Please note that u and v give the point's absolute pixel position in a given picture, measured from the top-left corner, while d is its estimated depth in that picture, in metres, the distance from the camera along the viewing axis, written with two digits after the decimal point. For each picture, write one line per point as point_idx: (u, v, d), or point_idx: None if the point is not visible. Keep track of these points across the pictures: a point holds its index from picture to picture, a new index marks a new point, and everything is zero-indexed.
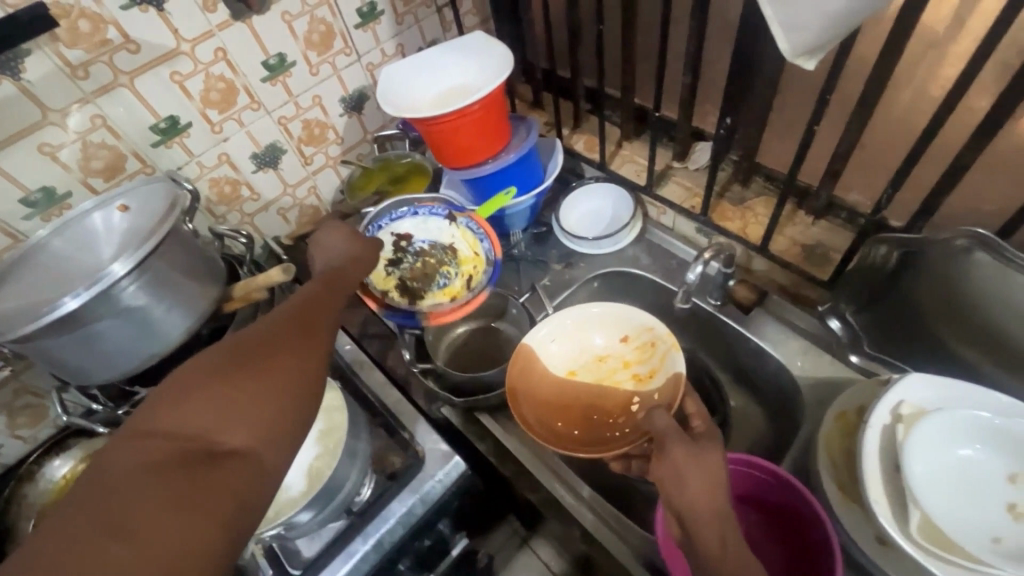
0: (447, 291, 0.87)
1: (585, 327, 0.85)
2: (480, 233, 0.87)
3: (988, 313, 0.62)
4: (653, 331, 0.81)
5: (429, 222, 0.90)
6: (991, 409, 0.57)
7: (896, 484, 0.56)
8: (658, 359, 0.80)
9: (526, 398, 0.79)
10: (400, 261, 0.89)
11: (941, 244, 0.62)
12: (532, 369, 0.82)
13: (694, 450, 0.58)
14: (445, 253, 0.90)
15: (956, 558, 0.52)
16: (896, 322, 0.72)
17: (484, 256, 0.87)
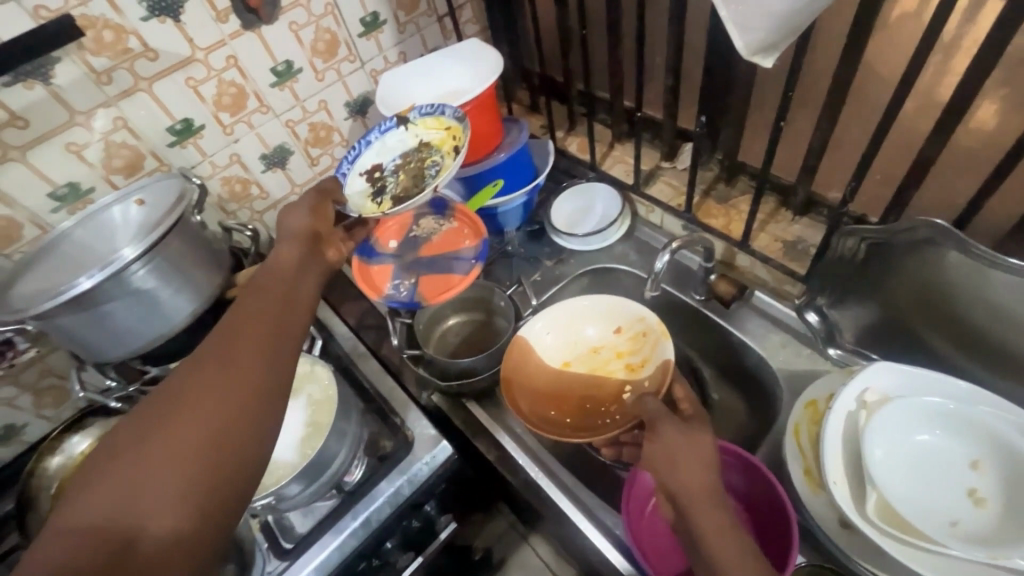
0: (442, 170, 0.79)
1: (576, 320, 0.88)
2: (438, 108, 0.86)
3: (957, 305, 0.64)
4: (643, 319, 0.83)
5: (388, 141, 0.87)
6: (948, 395, 0.59)
7: (857, 468, 0.58)
8: (649, 348, 0.82)
9: (521, 387, 0.83)
10: (384, 188, 0.82)
11: (910, 239, 0.63)
12: (527, 362, 0.85)
13: (685, 430, 0.57)
14: (419, 152, 0.85)
15: (915, 539, 0.53)
16: (869, 316, 0.74)
17: (454, 121, 0.84)
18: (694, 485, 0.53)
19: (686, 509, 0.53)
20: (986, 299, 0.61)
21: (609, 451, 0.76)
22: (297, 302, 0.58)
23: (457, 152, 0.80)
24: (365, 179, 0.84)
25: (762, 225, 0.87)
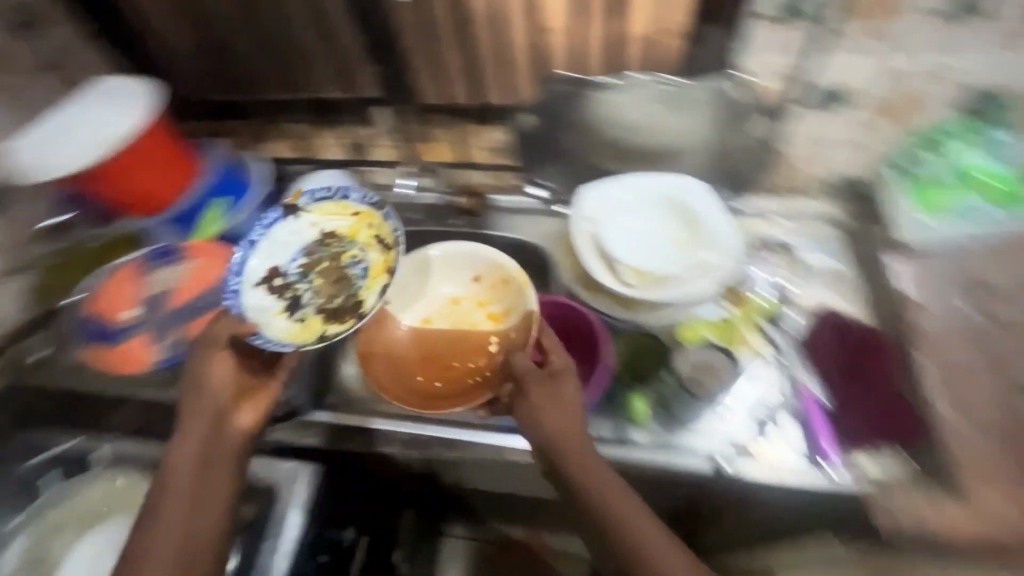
0: (376, 268, 0.75)
1: (429, 276, 0.85)
2: (337, 193, 0.79)
3: (608, 134, 0.89)
4: (505, 267, 0.81)
5: (280, 235, 0.76)
6: (632, 188, 0.82)
7: (606, 255, 0.77)
8: (512, 297, 0.79)
9: (382, 361, 0.80)
10: (298, 297, 0.72)
11: (560, 98, 0.86)
12: (385, 331, 0.82)
13: (549, 392, 0.64)
14: (326, 246, 0.76)
15: (654, 277, 0.76)
16: (564, 169, 0.96)
17: (364, 207, 0.78)
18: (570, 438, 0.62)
19: (558, 464, 0.62)
20: (619, 118, 0.86)
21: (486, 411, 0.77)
22: (210, 501, 0.61)
23: (384, 245, 0.76)
24: (266, 289, 0.72)
25: (471, 144, 1.02)
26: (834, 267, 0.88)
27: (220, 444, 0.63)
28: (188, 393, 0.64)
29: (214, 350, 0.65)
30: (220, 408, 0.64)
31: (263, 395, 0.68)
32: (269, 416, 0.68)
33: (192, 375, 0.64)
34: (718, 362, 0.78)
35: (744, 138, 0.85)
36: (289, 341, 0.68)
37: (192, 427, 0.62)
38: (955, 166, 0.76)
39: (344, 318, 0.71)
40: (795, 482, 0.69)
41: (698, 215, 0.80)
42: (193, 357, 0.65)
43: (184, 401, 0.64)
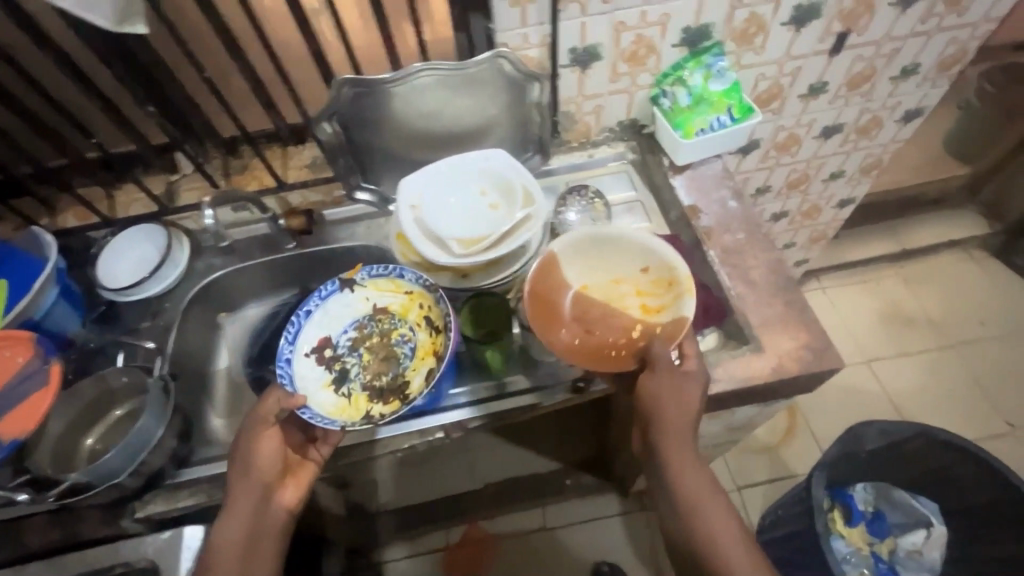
0: (422, 349, 0.85)
1: (603, 245, 0.83)
2: (393, 272, 0.87)
3: (407, 123, 0.92)
4: (672, 268, 0.79)
5: (334, 308, 0.87)
6: (442, 169, 0.88)
7: (435, 236, 0.84)
8: (671, 297, 0.78)
9: (546, 305, 0.79)
10: (346, 370, 0.84)
11: (346, 104, 0.86)
12: (555, 277, 0.81)
13: (676, 382, 0.71)
14: (377, 324, 0.88)
15: (481, 243, 0.83)
16: (381, 167, 0.98)
17: (417, 287, 0.86)
18: (672, 422, 0.70)
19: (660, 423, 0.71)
20: (411, 109, 0.90)
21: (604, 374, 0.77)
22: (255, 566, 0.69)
23: (430, 328, 0.85)
24: (317, 360, 0.84)
25: (286, 167, 1.03)
26: (634, 198, 1.01)
27: (268, 516, 0.71)
28: (244, 467, 0.70)
29: (260, 430, 0.72)
30: (269, 483, 0.72)
31: (302, 471, 0.76)
32: (307, 489, 0.76)
33: (240, 454, 0.72)
34: None
35: (524, 100, 0.92)
36: (334, 414, 0.79)
37: (243, 502, 0.69)
38: (691, 90, 0.94)
39: (388, 399, 0.81)
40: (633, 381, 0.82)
41: (505, 177, 0.87)
42: (243, 436, 0.72)
43: (232, 475, 0.71)
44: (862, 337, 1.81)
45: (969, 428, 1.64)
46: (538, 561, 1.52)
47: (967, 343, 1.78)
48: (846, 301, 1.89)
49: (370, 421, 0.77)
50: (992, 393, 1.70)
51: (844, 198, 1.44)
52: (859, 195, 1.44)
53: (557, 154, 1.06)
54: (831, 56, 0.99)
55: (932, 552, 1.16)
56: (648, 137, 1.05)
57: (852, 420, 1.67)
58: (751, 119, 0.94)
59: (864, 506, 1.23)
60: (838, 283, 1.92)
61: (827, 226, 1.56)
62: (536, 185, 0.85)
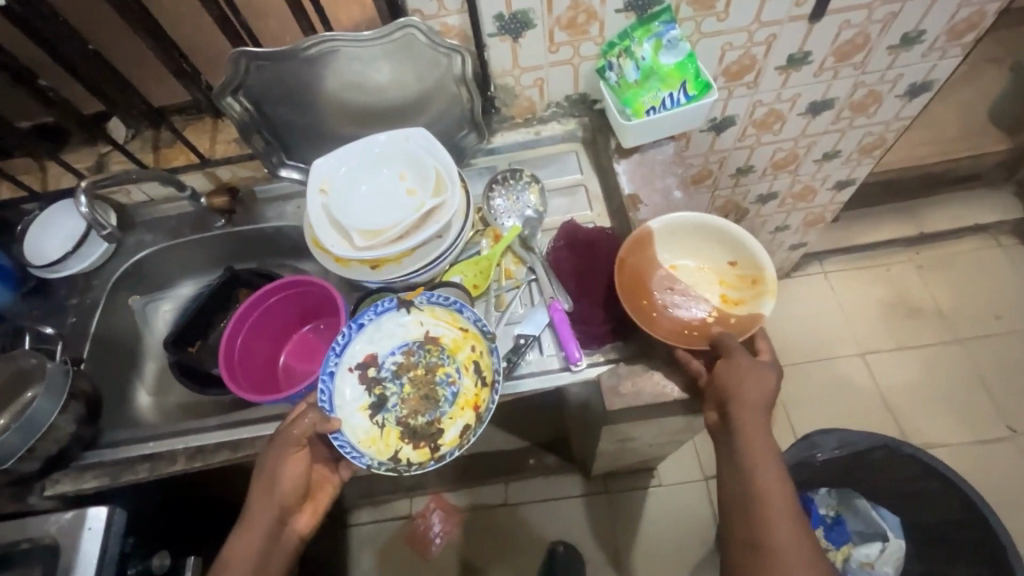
0: (464, 398, 0.75)
1: (701, 233, 0.77)
2: (453, 303, 0.77)
3: (326, 98, 0.85)
4: (760, 270, 0.73)
5: (387, 326, 0.78)
6: (349, 155, 0.82)
7: (341, 227, 0.79)
8: (752, 296, 0.74)
9: (630, 278, 0.76)
10: (385, 398, 0.76)
11: (251, 77, 0.80)
12: (645, 254, 0.77)
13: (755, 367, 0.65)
14: (427, 352, 0.78)
15: (388, 233, 0.78)
16: (305, 144, 0.92)
17: (473, 328, 0.76)
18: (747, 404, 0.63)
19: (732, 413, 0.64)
20: (326, 83, 0.83)
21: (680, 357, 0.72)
22: None
23: (479, 376, 0.76)
24: (359, 377, 0.77)
25: (215, 140, 0.98)
26: (579, 181, 0.93)
27: (280, 540, 0.70)
28: (269, 485, 0.68)
29: (292, 449, 0.69)
30: (288, 508, 0.71)
31: (320, 499, 0.75)
32: (321, 518, 0.75)
33: (267, 470, 0.69)
34: (465, 301, 0.82)
35: (448, 74, 0.85)
36: (362, 446, 0.73)
37: (260, 522, 0.68)
38: (639, 63, 0.82)
39: (419, 444, 0.73)
40: (546, 388, 0.76)
41: (423, 160, 0.81)
42: (271, 452, 0.69)
43: (256, 489, 0.69)
44: (860, 326, 1.69)
45: (967, 429, 1.54)
46: (497, 534, 1.54)
47: (978, 338, 1.64)
48: (848, 286, 1.75)
49: (395, 468, 0.70)
50: (997, 393, 1.57)
51: (843, 180, 1.30)
52: (860, 176, 1.30)
53: (500, 131, 0.97)
54: (812, 22, 0.86)
55: (887, 569, 1.11)
56: (599, 113, 0.95)
57: (840, 415, 1.58)
58: (707, 97, 0.82)
59: (825, 511, 1.17)
60: (842, 266, 1.78)
61: (824, 208, 1.42)
62: (450, 167, 0.79)
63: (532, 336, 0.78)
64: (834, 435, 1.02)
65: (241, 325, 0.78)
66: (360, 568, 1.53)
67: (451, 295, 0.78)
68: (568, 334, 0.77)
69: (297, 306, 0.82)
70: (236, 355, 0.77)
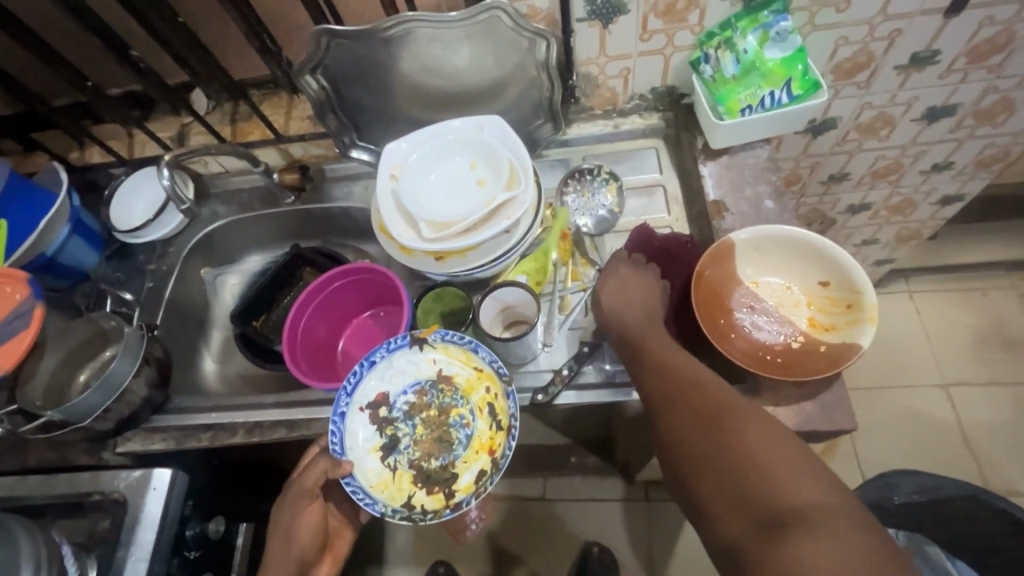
0: (478, 442, 0.71)
1: (788, 247, 0.68)
2: (468, 342, 0.73)
3: (402, 79, 0.83)
4: (859, 290, 0.64)
5: (398, 362, 0.74)
6: (419, 142, 0.79)
7: (409, 215, 0.77)
8: (845, 322, 0.64)
9: (706, 293, 0.68)
10: (397, 439, 0.73)
11: (331, 53, 0.78)
12: (722, 267, 0.69)
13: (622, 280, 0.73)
14: (440, 391, 0.74)
15: (456, 225, 0.75)
16: (376, 126, 0.90)
17: (488, 369, 0.72)
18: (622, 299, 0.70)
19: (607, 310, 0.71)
20: (404, 64, 0.81)
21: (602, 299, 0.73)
22: None
23: (493, 418, 0.72)
24: (371, 417, 0.73)
25: (290, 115, 0.97)
26: (657, 181, 0.87)
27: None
28: (283, 537, 0.68)
29: (307, 501, 0.68)
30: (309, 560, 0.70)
31: (338, 545, 0.75)
32: (342, 563, 0.76)
33: (283, 524, 0.69)
34: (529, 301, 0.75)
35: (529, 60, 0.80)
36: (375, 492, 0.68)
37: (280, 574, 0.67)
38: (740, 57, 0.75)
39: (433, 489, 0.69)
40: (606, 401, 0.73)
41: (498, 152, 0.77)
42: (286, 504, 0.69)
43: (273, 542, 0.69)
44: (945, 354, 1.54)
45: None
46: (532, 527, 1.53)
47: None
48: (936, 309, 1.60)
49: (411, 517, 0.66)
50: None
51: (950, 194, 1.17)
52: (971, 192, 1.16)
53: (576, 122, 0.92)
54: (949, 16, 0.75)
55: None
56: (686, 109, 0.88)
57: (913, 448, 1.45)
58: (814, 97, 0.74)
59: None
60: (930, 286, 1.62)
61: (923, 223, 1.29)
62: (523, 161, 0.75)
63: (596, 344, 0.75)
64: (913, 478, 0.92)
65: (311, 297, 0.78)
66: (395, 543, 1.56)
67: (464, 335, 0.74)
68: None
69: (364, 292, 0.82)
70: (300, 326, 0.77)
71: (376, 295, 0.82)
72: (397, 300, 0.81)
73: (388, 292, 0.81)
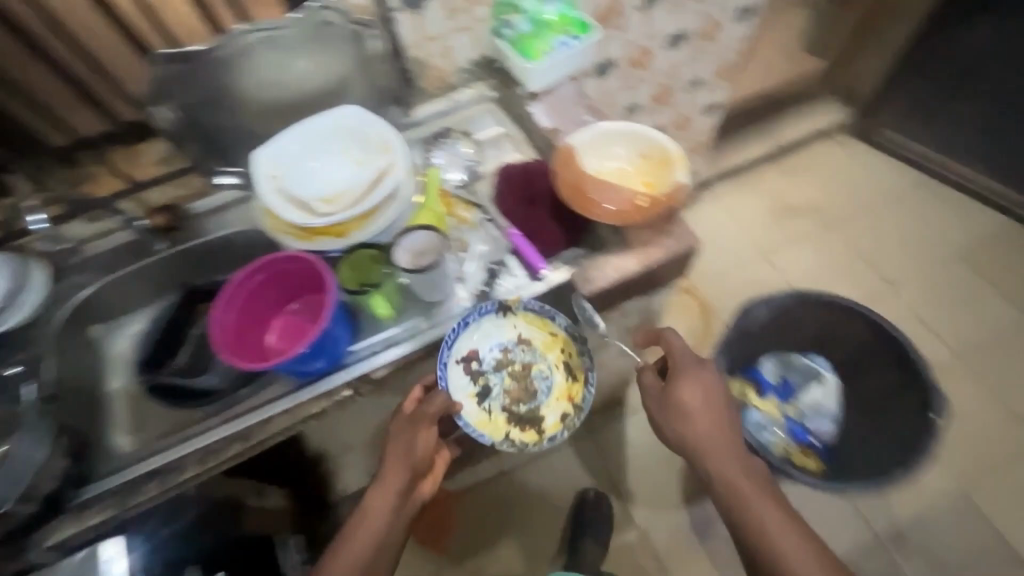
0: (559, 391, 0.88)
1: (609, 139, 0.89)
2: (546, 312, 0.84)
3: (249, 95, 0.89)
4: (667, 148, 0.86)
5: (486, 326, 0.86)
6: (289, 142, 0.86)
7: (300, 204, 0.83)
8: (667, 171, 0.86)
9: (572, 190, 0.86)
10: (489, 387, 0.88)
11: (172, 78, 0.84)
12: (574, 169, 0.87)
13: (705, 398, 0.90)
14: (520, 349, 0.88)
15: (347, 199, 0.83)
16: (234, 147, 0.95)
17: (564, 334, 0.86)
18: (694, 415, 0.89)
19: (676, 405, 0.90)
20: (247, 80, 0.87)
21: (654, 383, 0.95)
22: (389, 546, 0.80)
23: (570, 372, 0.88)
24: (465, 370, 0.87)
25: (138, 166, 0.97)
26: (502, 133, 1.04)
27: (409, 501, 0.84)
28: (398, 451, 0.80)
29: (423, 427, 0.81)
30: (416, 475, 0.83)
31: (438, 467, 0.90)
32: (439, 482, 0.91)
33: (401, 437, 0.81)
34: (438, 241, 0.83)
35: (361, 53, 0.92)
36: (478, 428, 0.86)
37: (392, 479, 0.80)
38: (528, 17, 0.96)
39: (526, 428, 0.87)
40: (525, 300, 0.86)
41: (364, 132, 0.87)
42: (405, 426, 0.81)
43: (389, 455, 0.81)
44: (757, 234, 1.96)
45: (855, 292, 1.83)
46: (505, 504, 1.58)
47: (846, 219, 1.96)
48: (738, 204, 2.02)
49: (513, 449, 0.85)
50: (871, 257, 1.89)
51: (709, 105, 1.53)
52: (721, 99, 1.53)
53: (419, 105, 1.06)
54: None
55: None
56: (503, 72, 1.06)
57: None
58: (591, 35, 0.96)
59: (773, 378, 1.36)
60: (727, 190, 2.06)
61: (702, 135, 1.65)
62: (391, 132, 0.86)
63: (500, 261, 0.88)
64: (760, 303, 1.19)
65: (231, 298, 0.79)
66: None
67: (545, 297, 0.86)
68: (530, 248, 0.86)
69: (283, 286, 0.85)
70: (227, 329, 0.79)
71: (296, 285, 0.85)
72: (315, 282, 0.84)
73: (305, 278, 0.84)
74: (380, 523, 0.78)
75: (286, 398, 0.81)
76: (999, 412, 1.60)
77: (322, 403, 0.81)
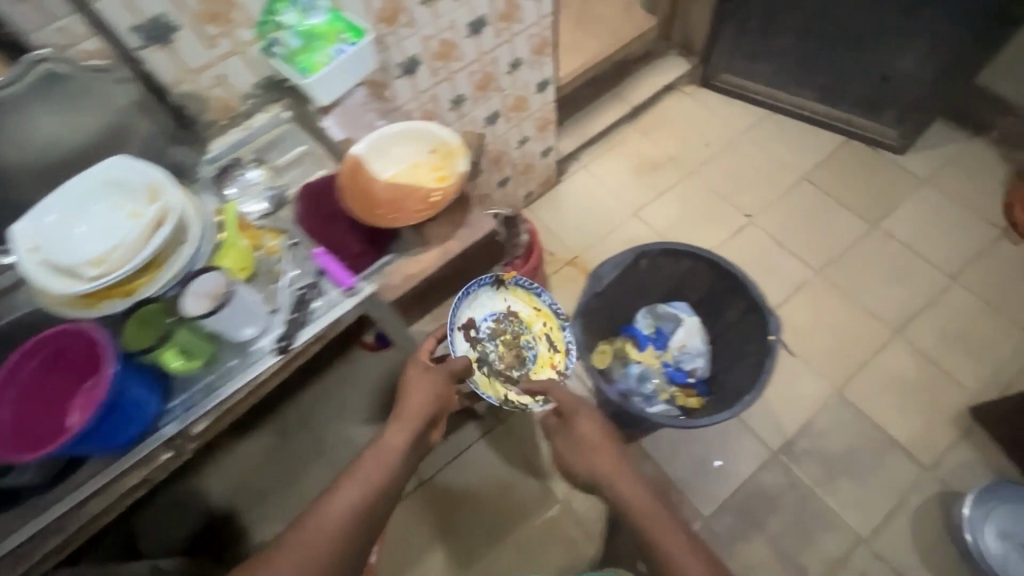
0: (544, 359, 1.35)
1: (392, 141, 0.89)
2: (532, 292, 1.39)
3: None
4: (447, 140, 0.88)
5: (483, 298, 1.36)
6: (52, 210, 0.81)
7: (71, 271, 0.77)
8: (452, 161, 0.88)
9: (362, 200, 0.85)
10: (486, 353, 1.32)
11: None
12: (361, 178, 0.86)
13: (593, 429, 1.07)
14: (510, 323, 1.37)
15: (120, 254, 0.78)
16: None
17: (545, 311, 1.39)
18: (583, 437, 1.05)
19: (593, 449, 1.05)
20: None
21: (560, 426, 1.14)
22: (406, 470, 0.98)
23: (550, 345, 1.38)
24: (466, 335, 1.31)
25: None
26: (304, 150, 1.02)
27: (423, 443, 1.04)
28: (427, 383, 1.08)
29: (442, 381, 1.12)
30: (439, 411, 1.09)
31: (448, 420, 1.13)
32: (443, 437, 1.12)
33: (426, 378, 1.10)
34: (227, 279, 0.80)
35: (115, 100, 0.87)
36: (484, 387, 1.27)
37: (416, 405, 1.04)
38: (296, 32, 0.93)
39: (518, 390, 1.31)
40: (338, 319, 0.84)
41: (131, 182, 0.82)
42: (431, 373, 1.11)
43: (418, 385, 1.09)
44: (624, 194, 2.03)
45: (721, 230, 1.94)
46: (429, 508, 1.59)
47: (702, 165, 2.07)
48: (604, 168, 2.09)
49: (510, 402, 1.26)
50: (729, 194, 2.00)
51: (539, 82, 1.56)
52: (550, 74, 1.57)
53: (212, 139, 1.01)
54: None
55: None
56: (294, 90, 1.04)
57: None
58: (365, 39, 0.95)
59: (647, 330, 1.44)
60: (592, 156, 2.12)
61: (544, 110, 1.68)
62: (158, 177, 0.82)
63: (309, 284, 0.85)
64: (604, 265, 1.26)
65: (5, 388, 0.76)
66: None
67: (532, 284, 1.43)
68: (336, 265, 0.85)
69: (65, 364, 0.79)
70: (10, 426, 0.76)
71: (75, 360, 0.79)
72: (86, 351, 0.77)
73: (76, 350, 0.77)
74: (401, 442, 0.98)
75: (92, 481, 0.75)
76: (853, 310, 1.75)
77: (140, 473, 0.77)
